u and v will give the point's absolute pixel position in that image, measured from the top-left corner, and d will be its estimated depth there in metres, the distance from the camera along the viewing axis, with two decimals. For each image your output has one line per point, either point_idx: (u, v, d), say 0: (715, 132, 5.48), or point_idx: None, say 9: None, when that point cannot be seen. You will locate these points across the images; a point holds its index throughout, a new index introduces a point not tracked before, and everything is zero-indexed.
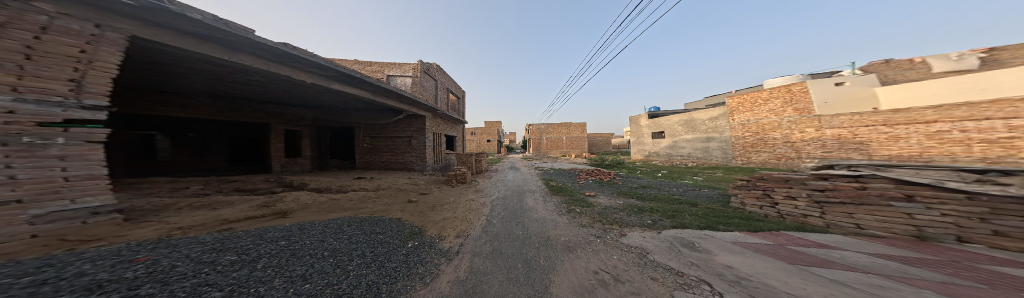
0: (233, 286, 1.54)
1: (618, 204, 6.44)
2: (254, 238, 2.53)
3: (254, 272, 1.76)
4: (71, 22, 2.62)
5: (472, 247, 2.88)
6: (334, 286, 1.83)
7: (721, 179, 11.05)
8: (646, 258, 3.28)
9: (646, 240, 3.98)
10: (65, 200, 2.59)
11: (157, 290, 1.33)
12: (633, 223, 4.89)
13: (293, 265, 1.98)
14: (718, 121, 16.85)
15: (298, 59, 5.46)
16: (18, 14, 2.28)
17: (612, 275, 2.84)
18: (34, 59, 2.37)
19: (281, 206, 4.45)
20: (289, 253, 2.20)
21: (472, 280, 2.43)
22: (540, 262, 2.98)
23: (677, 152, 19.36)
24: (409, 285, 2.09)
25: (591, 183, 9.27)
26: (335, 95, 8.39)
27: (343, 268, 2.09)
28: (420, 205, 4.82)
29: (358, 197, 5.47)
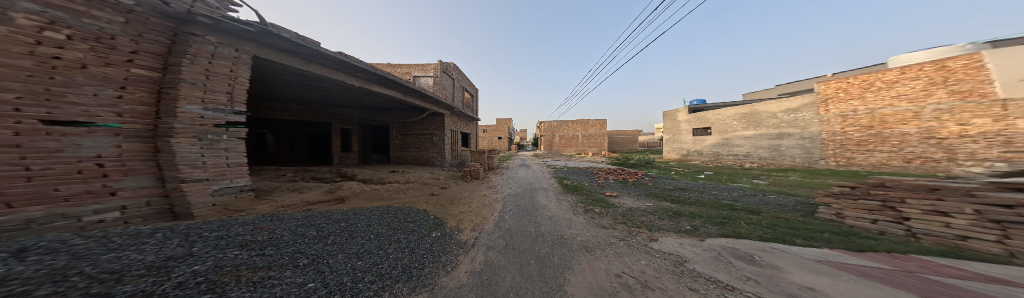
0: (308, 259, 2.00)
1: (647, 206, 5.85)
2: (327, 217, 3.24)
3: (324, 248, 2.26)
4: (225, 49, 3.86)
5: (487, 240, 2.94)
6: (378, 264, 2.19)
7: (795, 184, 8.94)
8: (684, 267, 2.91)
9: (683, 247, 3.53)
10: (228, 180, 3.78)
11: (263, 260, 1.85)
12: (666, 228, 4.39)
13: (351, 242, 2.50)
14: (803, 114, 13.54)
15: (350, 65, 6.43)
16: (202, 47, 3.54)
17: (638, 281, 2.60)
18: (210, 78, 3.64)
19: (341, 193, 5.44)
20: (345, 232, 2.75)
21: (487, 273, 2.55)
22: (554, 260, 2.93)
23: (729, 151, 16.72)
24: (434, 272, 2.33)
25: (613, 183, 8.69)
26: (375, 96, 9.79)
27: (384, 249, 2.50)
28: (437, 198, 5.17)
29: (392, 189, 6.12)
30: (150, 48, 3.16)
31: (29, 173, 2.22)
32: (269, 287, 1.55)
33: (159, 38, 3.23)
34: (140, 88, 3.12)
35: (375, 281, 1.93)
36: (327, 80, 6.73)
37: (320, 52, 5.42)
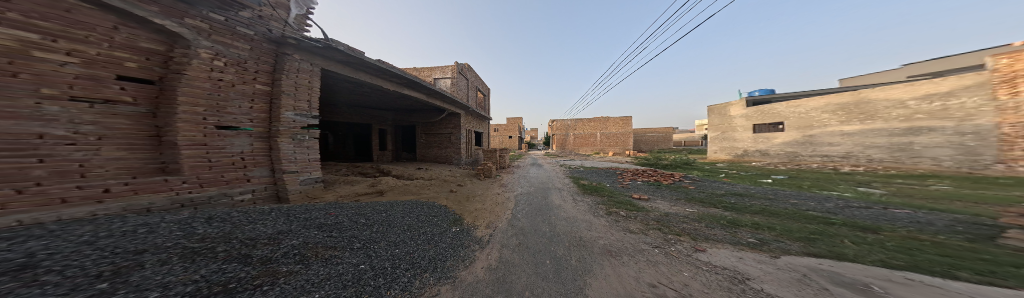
0: (355, 245, 2.44)
1: (687, 212, 5.01)
2: (376, 206, 3.91)
3: (368, 235, 2.71)
4: (304, 64, 4.90)
5: (501, 238, 2.98)
6: (410, 254, 2.48)
7: (928, 196, 6.44)
8: (744, 285, 2.31)
9: (739, 262, 2.85)
10: (308, 172, 4.76)
11: (324, 243, 2.37)
12: (717, 239, 3.65)
13: (390, 229, 2.98)
14: (960, 100, 9.32)
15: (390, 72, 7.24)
16: (293, 64, 4.70)
17: (677, 293, 2.21)
18: (297, 89, 4.76)
19: (381, 186, 6.25)
20: (381, 220, 3.26)
21: (502, 270, 2.49)
22: (572, 262, 2.76)
23: (813, 151, 13.33)
24: (454, 265, 2.44)
25: (639, 184, 7.88)
26: (405, 99, 11.01)
27: (415, 237, 2.87)
28: (454, 195, 5.39)
29: (416, 186, 6.50)
30: (262, 65, 4.33)
31: (211, 163, 3.54)
32: (336, 265, 2.03)
33: (269, 59, 4.46)
34: (262, 102, 4.34)
35: (409, 267, 2.22)
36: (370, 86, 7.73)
37: (370, 64, 6.32)
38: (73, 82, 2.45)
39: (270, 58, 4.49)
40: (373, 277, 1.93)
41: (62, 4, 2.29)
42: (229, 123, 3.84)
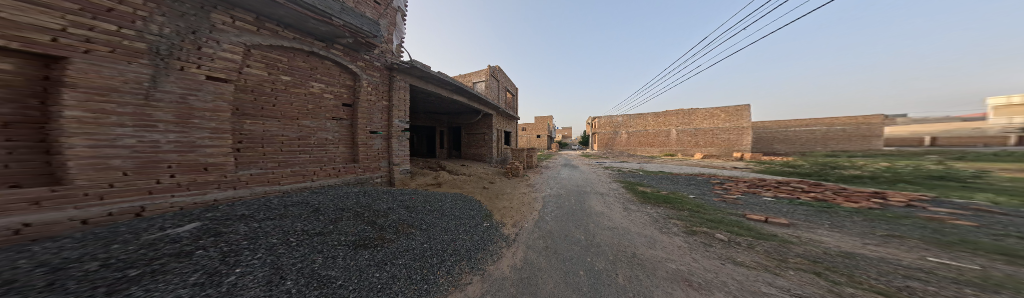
0: (424, 225, 3.33)
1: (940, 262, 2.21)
2: (443, 197, 4.94)
3: (433, 218, 3.58)
4: (401, 82, 6.22)
5: (526, 239, 2.77)
6: (452, 241, 2.87)
7: None
8: None
9: None
10: (402, 165, 6.13)
11: (410, 219, 3.46)
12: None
13: (447, 218, 3.72)
14: None
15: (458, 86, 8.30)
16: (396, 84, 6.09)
17: None
18: (399, 102, 6.18)
19: (438, 177, 6.95)
20: (441, 209, 4.12)
21: (526, 271, 2.33)
22: (615, 279, 2.05)
23: None
24: (483, 257, 2.58)
25: (771, 203, 4.72)
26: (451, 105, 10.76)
27: (461, 226, 3.42)
28: (484, 191, 5.72)
29: (460, 180, 6.86)
30: (384, 87, 5.88)
31: (367, 155, 5.36)
32: (412, 238, 2.86)
33: (388, 82, 6.04)
34: (384, 113, 5.87)
35: (449, 253, 2.58)
36: (440, 99, 9.37)
37: (445, 81, 7.58)
38: (330, 108, 4.73)
39: (390, 83, 6.07)
40: (427, 252, 2.55)
41: (326, 65, 4.66)
42: (367, 128, 5.39)
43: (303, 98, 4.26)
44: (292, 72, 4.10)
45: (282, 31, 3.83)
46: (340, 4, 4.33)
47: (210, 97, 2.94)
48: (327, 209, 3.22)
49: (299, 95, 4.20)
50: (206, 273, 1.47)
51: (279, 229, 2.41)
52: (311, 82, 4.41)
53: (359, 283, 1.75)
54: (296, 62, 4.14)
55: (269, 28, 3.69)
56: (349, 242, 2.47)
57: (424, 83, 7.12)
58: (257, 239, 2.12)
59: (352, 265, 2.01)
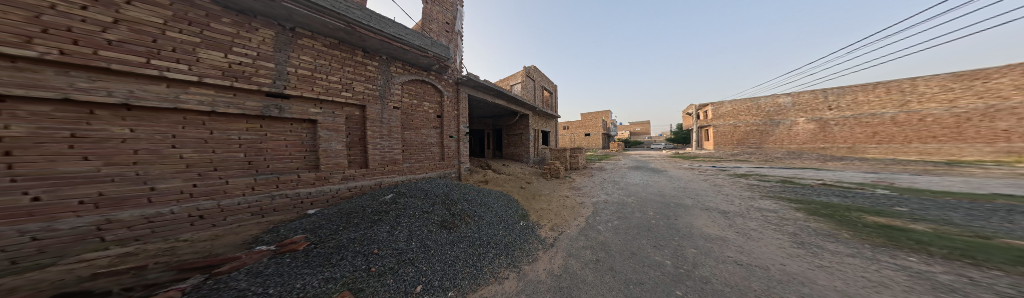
0: (505, 215, 3.35)
1: None
2: (518, 194, 4.66)
3: (511, 211, 3.55)
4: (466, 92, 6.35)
5: (568, 243, 2.09)
6: (496, 235, 2.65)
7: None
8: None
9: None
10: (465, 166, 6.15)
11: (496, 206, 3.68)
12: None
13: (516, 218, 3.38)
14: None
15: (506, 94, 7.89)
16: (462, 97, 6.19)
17: None
18: (467, 108, 6.24)
19: (483, 174, 6.49)
20: (504, 203, 3.88)
21: (564, 279, 1.63)
22: None
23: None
24: (520, 256, 2.13)
25: None
26: (485, 107, 9.28)
27: (527, 228, 2.91)
28: (521, 191, 4.98)
29: (504, 178, 6.27)
30: (458, 100, 6.08)
31: (459, 154, 5.99)
32: (486, 223, 3.01)
33: (459, 95, 6.15)
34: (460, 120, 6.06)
35: (489, 247, 2.35)
36: (486, 106, 8.82)
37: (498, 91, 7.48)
38: (432, 119, 5.41)
39: (462, 98, 6.24)
40: (485, 248, 2.36)
41: (427, 88, 5.31)
42: (446, 133, 5.69)
43: (422, 114, 5.20)
44: (416, 97, 5.08)
45: (404, 67, 4.74)
46: (433, 39, 4.88)
47: (392, 119, 4.52)
48: (435, 188, 3.95)
49: (424, 112, 5.23)
50: (392, 221, 2.74)
51: (410, 198, 3.37)
52: (425, 103, 5.26)
53: (423, 265, 2.01)
54: (419, 89, 5.13)
55: (402, 67, 4.73)
56: (438, 220, 2.93)
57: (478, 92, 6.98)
58: (400, 204, 3.16)
59: (427, 245, 2.35)
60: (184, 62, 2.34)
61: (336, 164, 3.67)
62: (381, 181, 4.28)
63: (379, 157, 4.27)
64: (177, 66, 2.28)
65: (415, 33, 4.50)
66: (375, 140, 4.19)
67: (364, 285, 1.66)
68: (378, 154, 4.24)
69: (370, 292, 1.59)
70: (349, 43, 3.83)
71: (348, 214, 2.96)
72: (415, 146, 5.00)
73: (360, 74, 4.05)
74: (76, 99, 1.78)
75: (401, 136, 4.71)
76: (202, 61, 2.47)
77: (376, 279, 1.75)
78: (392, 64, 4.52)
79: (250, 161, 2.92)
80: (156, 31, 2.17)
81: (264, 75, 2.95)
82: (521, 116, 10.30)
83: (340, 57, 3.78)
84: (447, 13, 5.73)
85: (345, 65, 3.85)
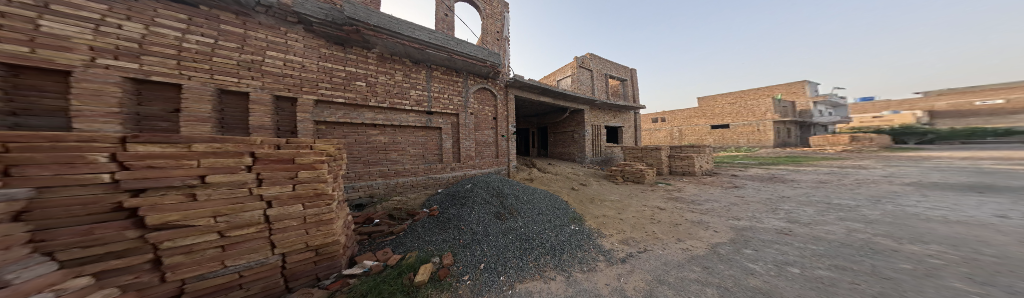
0: (563, 211, 3.39)
1: None
2: (571, 198, 4.24)
3: (567, 209, 3.50)
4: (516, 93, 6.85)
5: (650, 271, 1.80)
6: (557, 229, 2.80)
7: None
8: None
9: None
10: (510, 163, 6.50)
11: (551, 202, 3.76)
12: None
13: (564, 218, 3.14)
14: None
15: (552, 92, 7.81)
16: (510, 99, 6.60)
17: None
18: (512, 108, 6.58)
19: (527, 173, 6.49)
20: (555, 201, 3.83)
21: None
22: None
23: None
24: (583, 257, 2.15)
25: None
26: (529, 108, 9.73)
27: (577, 234, 2.66)
28: (574, 193, 4.66)
29: (550, 178, 6.20)
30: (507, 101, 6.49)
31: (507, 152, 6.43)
32: (545, 215, 3.23)
33: (510, 99, 6.60)
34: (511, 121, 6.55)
35: (550, 237, 2.59)
36: (531, 106, 9.17)
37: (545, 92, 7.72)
38: (489, 120, 6.10)
39: (510, 99, 6.63)
40: (531, 245, 2.43)
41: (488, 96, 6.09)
42: (500, 133, 6.31)
43: (484, 117, 6.00)
44: (481, 103, 5.94)
45: (476, 80, 5.74)
46: (491, 50, 5.65)
47: (470, 124, 5.63)
48: (493, 180, 4.39)
49: (486, 116, 6.04)
50: (467, 204, 3.44)
51: (478, 188, 4.01)
52: (484, 107, 6.00)
53: (486, 248, 2.39)
54: (485, 98, 6.01)
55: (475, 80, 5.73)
56: (496, 210, 3.30)
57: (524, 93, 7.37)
58: (471, 191, 3.87)
59: (489, 231, 2.74)
60: (407, 100, 4.66)
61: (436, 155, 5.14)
62: (465, 173, 5.54)
63: (464, 153, 5.52)
64: (405, 102, 4.62)
65: (478, 47, 5.41)
66: (463, 140, 5.50)
67: (457, 253, 2.33)
68: (463, 150, 5.49)
69: (459, 259, 2.20)
70: (450, 68, 5.24)
71: (450, 196, 4.07)
72: (483, 145, 5.97)
73: (454, 87, 5.36)
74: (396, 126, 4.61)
75: (473, 137, 5.74)
76: (410, 96, 4.69)
77: (463, 250, 2.39)
78: (467, 77, 5.58)
79: (421, 155, 4.96)
80: (406, 86, 4.65)
81: (423, 101, 4.86)
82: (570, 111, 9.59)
83: (447, 80, 5.26)
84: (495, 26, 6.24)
85: (450, 85, 5.30)
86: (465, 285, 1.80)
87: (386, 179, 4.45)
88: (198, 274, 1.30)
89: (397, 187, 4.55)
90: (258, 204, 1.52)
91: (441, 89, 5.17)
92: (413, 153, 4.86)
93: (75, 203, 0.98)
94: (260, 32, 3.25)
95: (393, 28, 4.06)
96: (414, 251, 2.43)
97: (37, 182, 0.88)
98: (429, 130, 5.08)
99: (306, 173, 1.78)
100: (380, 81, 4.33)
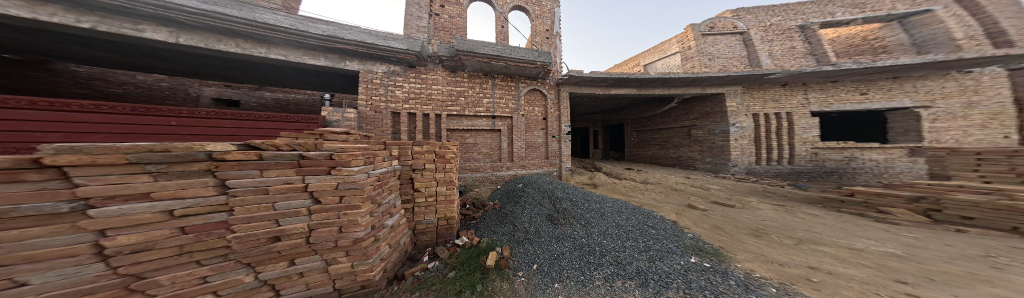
0: (658, 233, 2.21)
1: None
2: (660, 217, 2.73)
3: (664, 232, 2.26)
4: (583, 90, 5.89)
5: None
6: (650, 252, 1.83)
7: None
8: None
9: None
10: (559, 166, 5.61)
11: (632, 217, 2.67)
12: None
13: (648, 240, 2.06)
14: None
15: (627, 82, 6.14)
16: (565, 99, 5.65)
17: None
18: (562, 107, 5.60)
19: (591, 179, 5.26)
20: (637, 217, 2.67)
21: None
22: None
23: None
24: None
25: None
26: (605, 102, 8.03)
27: (690, 269, 1.55)
28: (686, 215, 2.98)
29: (626, 185, 4.77)
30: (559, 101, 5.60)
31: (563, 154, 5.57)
32: (624, 229, 2.30)
33: (564, 101, 5.65)
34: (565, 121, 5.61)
35: (637, 258, 1.74)
36: (599, 101, 7.85)
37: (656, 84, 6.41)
38: (538, 121, 5.38)
39: (563, 98, 5.63)
40: (601, 259, 1.79)
41: (540, 99, 5.41)
42: (550, 133, 5.49)
43: (534, 118, 5.36)
44: (531, 104, 5.32)
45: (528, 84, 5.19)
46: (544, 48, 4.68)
47: (523, 126, 5.20)
48: (544, 181, 4.01)
49: (536, 116, 5.35)
50: (521, 202, 3.32)
51: (529, 187, 3.76)
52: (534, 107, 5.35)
53: (540, 248, 2.16)
54: (538, 100, 5.40)
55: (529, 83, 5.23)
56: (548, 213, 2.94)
57: (590, 88, 6.00)
58: (523, 190, 3.72)
59: (544, 232, 2.44)
60: (490, 109, 4.83)
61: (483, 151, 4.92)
62: (516, 173, 5.11)
63: (515, 153, 5.13)
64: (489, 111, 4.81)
65: (527, 48, 4.61)
66: (515, 141, 5.10)
67: (514, 247, 2.31)
68: (514, 150, 5.10)
69: (516, 254, 2.16)
70: (514, 74, 4.89)
71: (505, 193, 4.05)
72: (533, 146, 5.35)
73: (509, 92, 5.01)
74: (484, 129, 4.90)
75: (524, 138, 5.24)
76: (487, 105, 4.81)
77: (519, 244, 2.33)
78: (518, 80, 5.09)
79: (490, 155, 4.96)
80: (490, 97, 4.84)
81: (489, 109, 4.82)
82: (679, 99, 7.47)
83: (505, 85, 4.98)
84: (546, 23, 5.82)
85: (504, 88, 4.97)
86: (522, 282, 1.72)
87: (472, 173, 4.76)
88: (421, 219, 2.84)
89: (478, 180, 4.73)
90: (432, 184, 2.86)
91: (501, 96, 4.96)
92: (486, 151, 4.95)
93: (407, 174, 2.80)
94: (436, 76, 4.42)
95: (475, 48, 4.07)
96: (483, 236, 2.68)
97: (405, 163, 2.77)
98: (491, 133, 5.01)
99: (452, 166, 2.98)
100: (480, 97, 4.73)
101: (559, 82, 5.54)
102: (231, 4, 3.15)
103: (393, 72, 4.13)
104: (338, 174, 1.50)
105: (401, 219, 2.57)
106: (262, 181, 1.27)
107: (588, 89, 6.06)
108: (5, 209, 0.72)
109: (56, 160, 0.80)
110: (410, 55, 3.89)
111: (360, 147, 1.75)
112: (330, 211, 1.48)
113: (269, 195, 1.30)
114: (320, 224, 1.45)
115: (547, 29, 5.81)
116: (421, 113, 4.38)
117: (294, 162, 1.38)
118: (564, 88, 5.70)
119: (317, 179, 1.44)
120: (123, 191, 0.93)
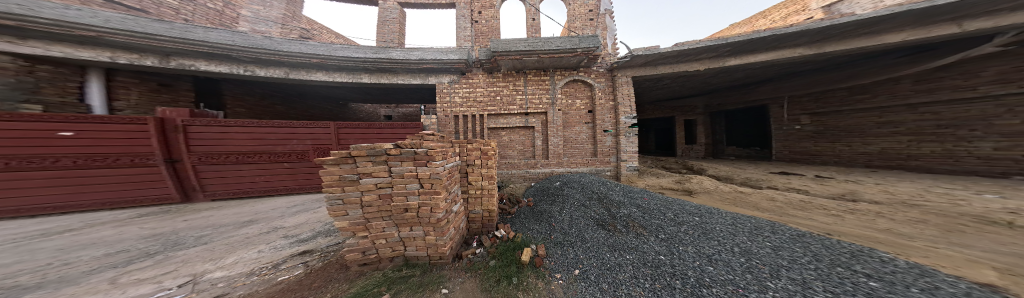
0: (851, 280, 1.08)
1: None
2: (886, 269, 1.20)
3: (873, 282, 1.05)
4: (646, 71, 4.99)
5: None
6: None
7: None
8: None
9: None
10: (614, 165, 5.10)
11: (768, 250, 1.52)
12: None
13: (839, 297, 0.92)
14: None
15: (758, 44, 4.27)
16: (620, 86, 4.99)
17: None
18: (616, 99, 5.00)
19: (674, 188, 4.15)
20: (783, 251, 1.50)
21: None
22: None
23: None
24: None
25: None
26: (701, 76, 5.77)
27: None
28: (917, 248, 1.61)
29: (732, 193, 3.69)
30: (607, 91, 5.06)
31: (622, 151, 4.98)
32: (747, 264, 1.32)
33: (613, 89, 5.06)
34: (618, 112, 5.01)
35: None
36: (682, 80, 6.01)
37: (907, 20, 3.60)
38: (580, 115, 5.11)
39: (618, 84, 5.01)
40: (692, 289, 1.06)
41: (582, 91, 5.11)
42: (600, 127, 5.04)
43: (576, 112, 5.13)
44: (570, 96, 5.12)
45: (568, 74, 5.01)
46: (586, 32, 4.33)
47: (560, 121, 5.07)
48: (593, 186, 3.46)
49: (578, 109, 5.10)
50: (562, 203, 2.93)
51: (570, 189, 3.40)
52: (575, 100, 5.10)
53: (585, 255, 1.72)
54: (581, 93, 5.10)
55: (569, 73, 5.01)
56: (598, 219, 2.36)
57: (672, 64, 4.94)
58: (564, 192, 3.36)
59: (590, 239, 1.95)
60: (523, 107, 5.07)
61: (518, 146, 5.17)
62: (552, 171, 5.08)
63: (551, 149, 5.09)
64: (524, 109, 5.05)
65: (563, 36, 4.35)
66: (551, 137, 5.06)
67: (551, 247, 1.96)
68: (549, 147, 5.08)
69: (553, 254, 1.81)
70: (552, 64, 4.68)
71: (541, 191, 3.95)
72: (574, 142, 5.12)
73: (543, 86, 5.03)
74: (521, 125, 5.14)
75: (562, 134, 5.09)
76: (525, 101, 5.05)
77: (558, 245, 1.96)
78: (552, 73, 5.02)
79: (524, 150, 5.19)
80: (524, 93, 5.04)
81: (522, 104, 5.06)
82: (1015, 36, 3.58)
83: (538, 80, 5.04)
84: (588, 4, 5.39)
85: (538, 85, 5.05)
86: (555, 285, 1.36)
87: (507, 170, 5.11)
88: (473, 210, 3.06)
89: (512, 177, 5.06)
90: (480, 178, 3.07)
91: (535, 91, 5.05)
92: (519, 148, 5.18)
93: (463, 171, 3.05)
94: (478, 80, 5.10)
95: (509, 46, 4.25)
96: (517, 233, 2.50)
97: (462, 159, 3.04)
98: (524, 130, 5.20)
99: (490, 162, 3.10)
100: (517, 94, 5.04)
101: (612, 68, 4.97)
102: (376, 51, 4.95)
103: (452, 81, 5.12)
104: (434, 166, 1.85)
105: (459, 207, 2.82)
106: (400, 170, 1.86)
107: (668, 67, 4.97)
108: (345, 175, 1.86)
109: (357, 151, 1.80)
110: (461, 63, 4.79)
111: (443, 146, 2.13)
112: (427, 194, 1.87)
113: (403, 178, 1.89)
114: (421, 202, 1.89)
115: (592, 9, 5.39)
116: (467, 114, 5.16)
117: (411, 156, 1.85)
118: (622, 73, 5.00)
119: (422, 169, 1.87)
120: (365, 170, 1.84)
